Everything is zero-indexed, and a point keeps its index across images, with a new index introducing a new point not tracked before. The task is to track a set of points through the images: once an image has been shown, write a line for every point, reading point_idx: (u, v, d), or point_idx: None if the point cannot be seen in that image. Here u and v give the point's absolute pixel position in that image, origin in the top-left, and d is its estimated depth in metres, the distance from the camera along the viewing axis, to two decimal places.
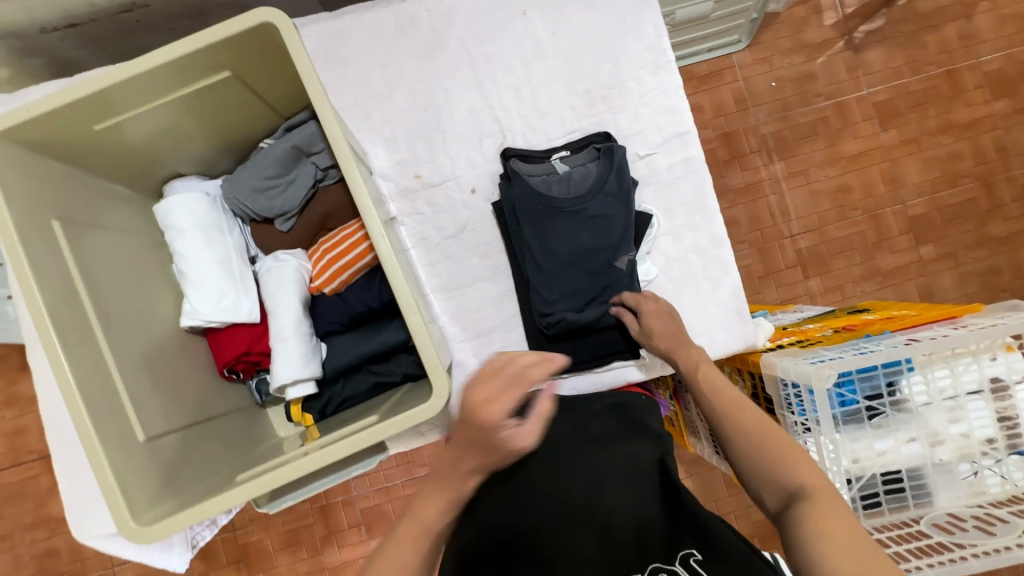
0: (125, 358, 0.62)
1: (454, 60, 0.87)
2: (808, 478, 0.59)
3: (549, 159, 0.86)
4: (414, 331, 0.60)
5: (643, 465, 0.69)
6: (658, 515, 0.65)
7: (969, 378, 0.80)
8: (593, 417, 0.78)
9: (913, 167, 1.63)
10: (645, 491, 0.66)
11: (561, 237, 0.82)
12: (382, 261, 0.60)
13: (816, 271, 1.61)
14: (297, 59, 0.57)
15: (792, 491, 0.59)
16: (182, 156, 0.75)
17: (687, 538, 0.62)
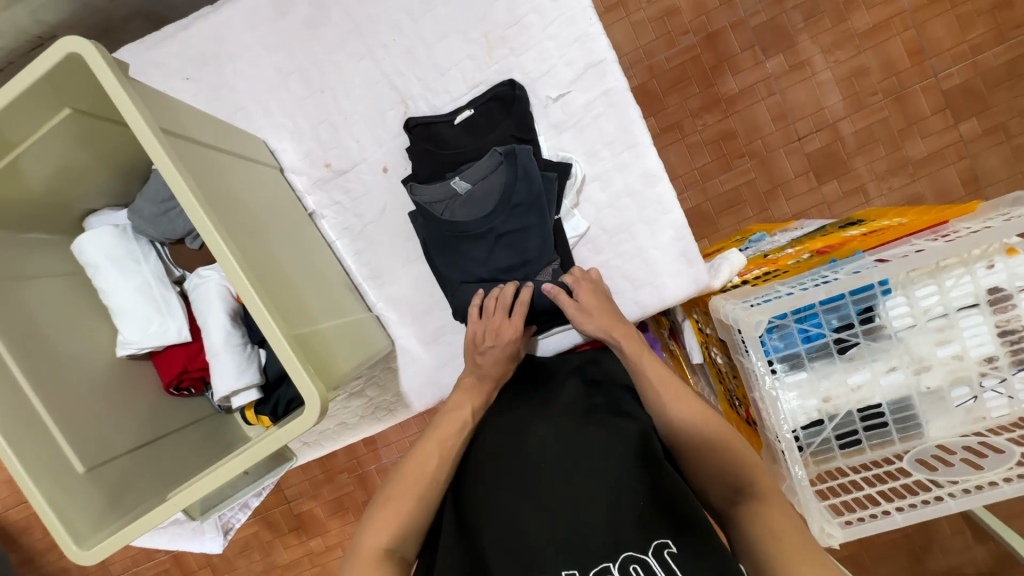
0: (69, 397, 0.67)
1: (338, 31, 0.80)
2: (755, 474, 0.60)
3: (448, 178, 0.78)
4: (278, 342, 0.56)
5: (626, 441, 0.66)
6: (637, 492, 0.62)
7: (961, 292, 0.68)
8: (571, 394, 0.76)
9: (945, 28, 1.37)
10: (626, 471, 0.63)
11: (476, 260, 0.79)
12: (228, 275, 0.55)
13: (832, 175, 1.43)
14: (110, 86, 0.55)
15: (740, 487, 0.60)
16: (89, 192, 0.76)
17: (663, 526, 0.59)
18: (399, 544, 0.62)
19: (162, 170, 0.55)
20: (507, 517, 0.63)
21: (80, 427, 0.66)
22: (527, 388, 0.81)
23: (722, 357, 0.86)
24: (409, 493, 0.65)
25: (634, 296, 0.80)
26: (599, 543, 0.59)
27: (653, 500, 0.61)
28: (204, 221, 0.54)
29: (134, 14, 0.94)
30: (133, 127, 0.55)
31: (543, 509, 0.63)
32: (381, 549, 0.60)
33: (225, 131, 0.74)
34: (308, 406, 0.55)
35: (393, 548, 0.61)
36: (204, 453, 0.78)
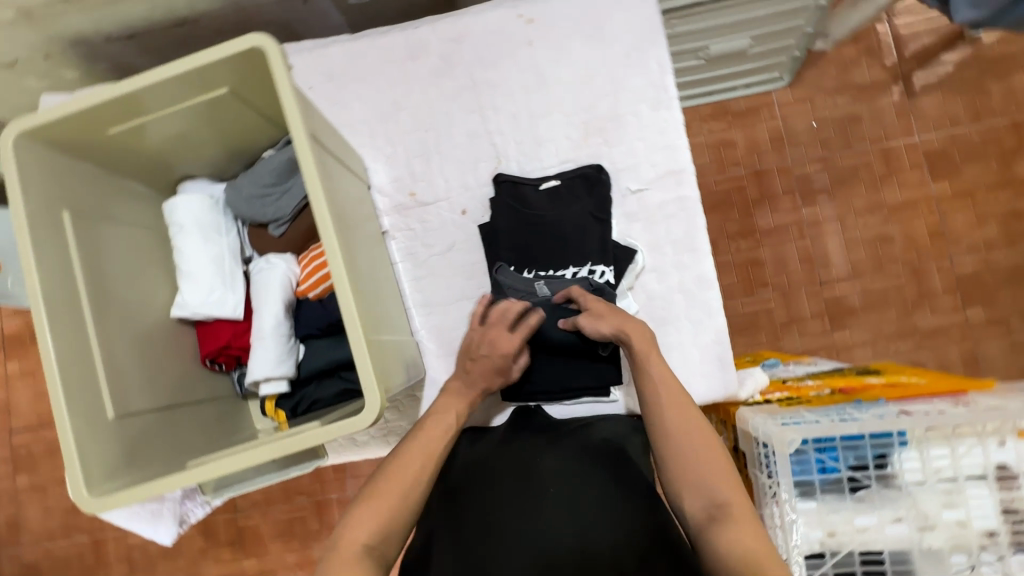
0: (115, 342, 0.68)
1: (457, 85, 0.90)
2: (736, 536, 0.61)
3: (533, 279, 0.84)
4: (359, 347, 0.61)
5: (633, 491, 0.69)
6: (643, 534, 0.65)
7: (970, 462, 0.73)
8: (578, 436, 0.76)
9: (965, 222, 1.51)
10: (634, 512, 0.67)
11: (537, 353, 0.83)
12: (333, 275, 0.61)
13: (844, 323, 1.51)
14: (280, 84, 0.62)
15: (717, 502, 0.59)
16: (193, 160, 0.81)
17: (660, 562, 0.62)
18: (382, 541, 0.61)
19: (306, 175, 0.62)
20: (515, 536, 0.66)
21: (118, 374, 0.67)
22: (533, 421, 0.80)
23: None
24: (390, 493, 0.64)
25: None
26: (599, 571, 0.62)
27: (658, 545, 0.63)
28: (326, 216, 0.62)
29: (276, 23, 1.05)
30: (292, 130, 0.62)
31: (543, 535, 0.65)
32: (364, 545, 0.60)
33: (342, 144, 0.82)
34: (368, 409, 0.59)
35: (373, 544, 0.61)
36: (215, 432, 0.77)
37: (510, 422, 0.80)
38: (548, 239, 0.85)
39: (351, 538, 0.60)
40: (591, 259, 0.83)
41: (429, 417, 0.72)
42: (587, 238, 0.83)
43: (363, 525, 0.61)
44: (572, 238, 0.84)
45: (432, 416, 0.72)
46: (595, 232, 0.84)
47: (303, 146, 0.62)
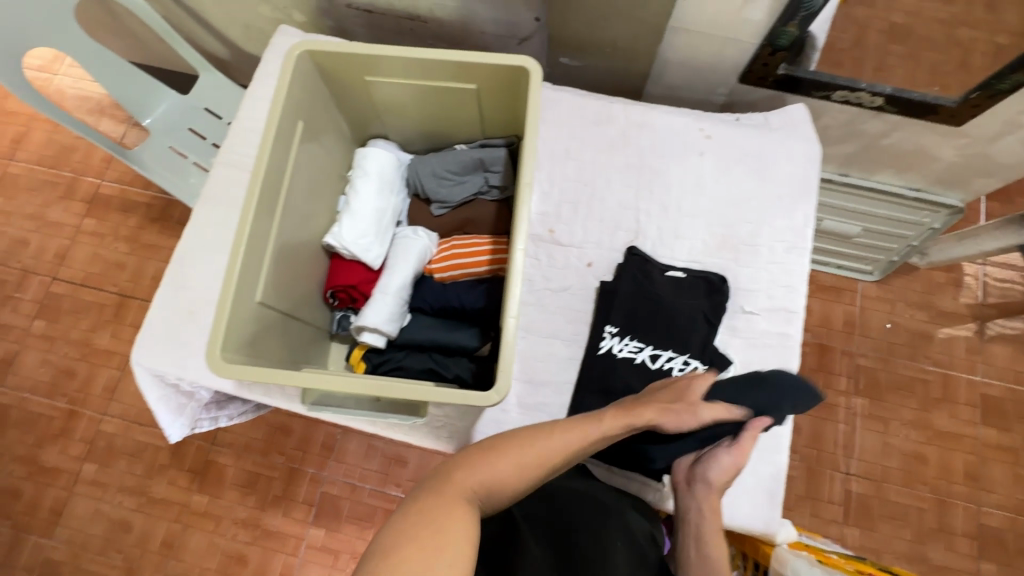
0: (284, 241, 0.77)
1: (627, 160, 1.01)
2: None
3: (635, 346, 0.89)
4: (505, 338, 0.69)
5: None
6: None
7: None
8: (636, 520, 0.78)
9: (1002, 476, 1.52)
10: None
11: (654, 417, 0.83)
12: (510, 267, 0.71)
13: (857, 522, 1.49)
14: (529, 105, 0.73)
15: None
16: (396, 126, 0.92)
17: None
18: (486, 496, 0.58)
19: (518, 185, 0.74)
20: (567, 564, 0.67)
21: (275, 268, 0.75)
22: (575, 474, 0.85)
23: None
24: (527, 454, 0.60)
25: None
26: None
27: None
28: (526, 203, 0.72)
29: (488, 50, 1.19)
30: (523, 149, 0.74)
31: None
32: (472, 489, 0.57)
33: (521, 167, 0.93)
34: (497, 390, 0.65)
35: (478, 495, 0.57)
36: (304, 352, 0.82)
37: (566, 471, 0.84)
38: (659, 318, 0.90)
39: (468, 478, 0.58)
40: (690, 353, 0.87)
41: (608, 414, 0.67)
42: (694, 333, 0.89)
43: (487, 473, 0.59)
44: (681, 327, 0.89)
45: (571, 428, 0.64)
46: (703, 332, 0.89)
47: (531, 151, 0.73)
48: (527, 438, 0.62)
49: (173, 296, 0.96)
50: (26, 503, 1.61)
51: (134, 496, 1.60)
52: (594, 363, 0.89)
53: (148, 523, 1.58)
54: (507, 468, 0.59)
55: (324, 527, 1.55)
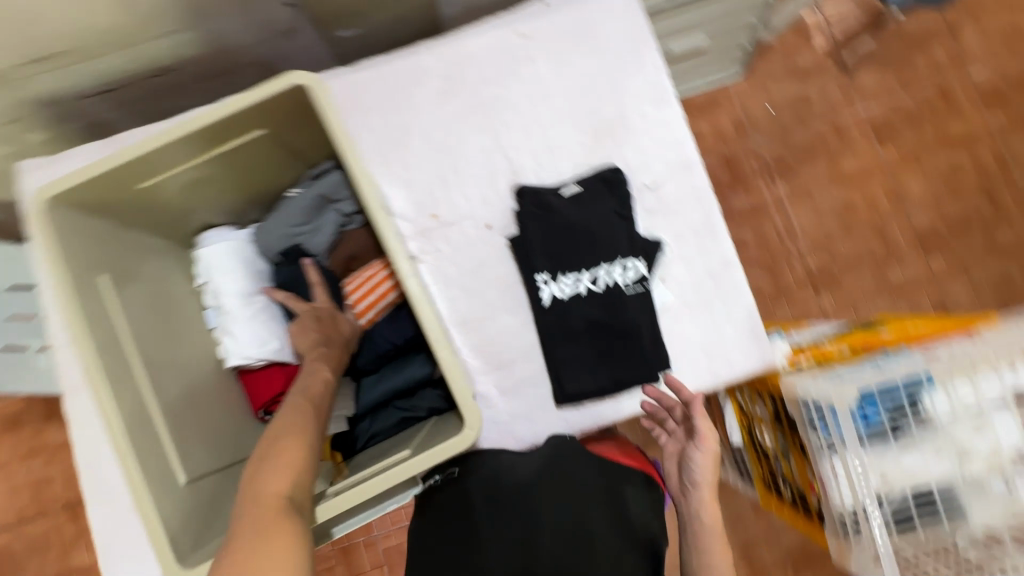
0: (167, 403, 0.65)
1: (466, 105, 0.92)
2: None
3: (574, 278, 0.86)
4: (446, 365, 0.65)
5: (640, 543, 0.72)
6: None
7: (991, 390, 0.80)
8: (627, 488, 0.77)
9: (915, 182, 1.64)
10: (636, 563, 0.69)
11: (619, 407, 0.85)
12: (410, 298, 0.66)
13: (827, 288, 1.61)
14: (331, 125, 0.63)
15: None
16: (213, 207, 0.78)
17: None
18: (303, 496, 0.53)
19: (371, 212, 0.65)
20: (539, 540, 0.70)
21: (176, 435, 0.63)
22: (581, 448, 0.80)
23: (774, 436, 0.94)
24: (296, 445, 0.55)
25: (709, 368, 0.87)
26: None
27: None
28: (389, 231, 0.65)
29: (261, 63, 1.01)
30: (351, 171, 0.64)
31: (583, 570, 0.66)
32: (284, 496, 0.51)
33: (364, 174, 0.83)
34: (471, 426, 0.63)
35: (292, 497, 0.52)
36: None
37: (556, 442, 0.80)
38: (580, 240, 0.86)
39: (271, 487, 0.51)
40: (622, 254, 0.85)
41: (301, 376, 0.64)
42: (617, 237, 0.86)
43: (289, 469, 0.53)
44: (602, 237, 0.86)
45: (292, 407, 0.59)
46: (622, 228, 0.87)
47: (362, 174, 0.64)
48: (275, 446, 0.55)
49: (100, 503, 0.84)
50: None
51: None
52: (547, 318, 0.86)
53: None
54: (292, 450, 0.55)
55: None
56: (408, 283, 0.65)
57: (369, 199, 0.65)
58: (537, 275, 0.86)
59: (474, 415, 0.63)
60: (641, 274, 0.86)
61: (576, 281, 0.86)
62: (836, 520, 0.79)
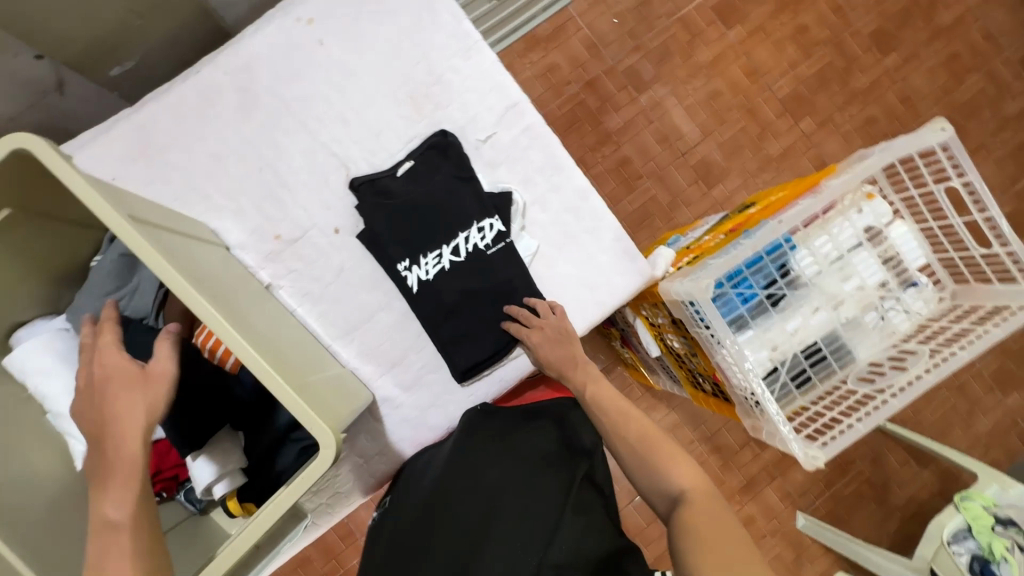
0: (22, 526, 0.59)
1: (270, 112, 0.85)
2: (673, 474, 0.74)
3: (434, 255, 0.83)
4: (284, 396, 0.59)
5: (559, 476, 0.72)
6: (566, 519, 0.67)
7: (846, 235, 0.84)
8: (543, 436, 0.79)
9: (768, 53, 1.67)
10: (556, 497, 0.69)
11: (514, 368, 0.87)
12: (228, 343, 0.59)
13: (717, 179, 1.64)
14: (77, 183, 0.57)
15: (675, 495, 0.72)
16: (15, 303, 0.70)
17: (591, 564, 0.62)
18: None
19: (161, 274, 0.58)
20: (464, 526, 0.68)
21: (40, 556, 0.59)
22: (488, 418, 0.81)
23: (679, 339, 0.95)
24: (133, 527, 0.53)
25: (593, 298, 0.87)
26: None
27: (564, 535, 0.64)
28: (186, 288, 0.58)
29: (37, 131, 0.90)
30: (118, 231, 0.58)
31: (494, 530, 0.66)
32: None
33: (173, 216, 0.76)
34: (325, 446, 0.58)
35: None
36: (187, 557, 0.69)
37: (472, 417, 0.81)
38: (429, 215, 0.84)
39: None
40: (475, 218, 0.84)
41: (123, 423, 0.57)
42: (463, 200, 0.84)
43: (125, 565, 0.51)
44: (449, 205, 0.84)
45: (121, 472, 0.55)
46: (467, 190, 0.85)
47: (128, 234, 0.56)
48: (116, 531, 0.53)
49: None
50: None
51: None
52: (420, 302, 0.84)
53: None
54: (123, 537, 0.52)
55: None
56: (222, 329, 0.59)
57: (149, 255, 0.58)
58: (399, 265, 0.84)
59: (324, 431, 0.58)
60: (500, 231, 0.84)
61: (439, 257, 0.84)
62: (740, 398, 0.82)
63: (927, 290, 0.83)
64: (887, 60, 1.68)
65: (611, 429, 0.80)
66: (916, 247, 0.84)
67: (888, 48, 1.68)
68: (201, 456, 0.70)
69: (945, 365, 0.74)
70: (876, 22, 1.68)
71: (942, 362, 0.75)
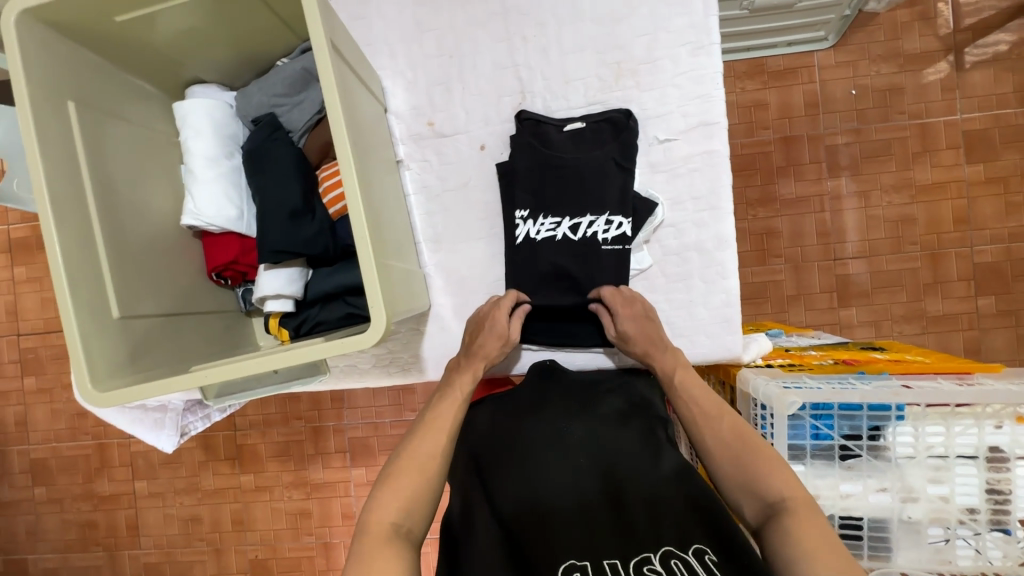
0: (121, 242, 0.68)
1: (486, 9, 0.84)
2: (785, 489, 0.59)
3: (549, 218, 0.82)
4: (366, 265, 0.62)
5: (638, 439, 0.71)
6: (660, 481, 0.65)
7: (963, 441, 0.73)
8: (614, 403, 0.77)
9: (994, 209, 1.44)
10: (639, 456, 0.68)
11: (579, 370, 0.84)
12: (347, 193, 0.62)
13: (853, 301, 1.48)
14: None
15: (771, 502, 0.59)
16: (205, 63, 0.77)
17: (699, 532, 0.59)
18: (409, 519, 0.63)
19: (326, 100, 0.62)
20: (546, 478, 0.67)
21: (121, 272, 0.67)
22: (550, 388, 0.80)
23: None
24: (414, 469, 0.67)
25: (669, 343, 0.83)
26: (640, 548, 0.58)
27: (670, 500, 0.62)
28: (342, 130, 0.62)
29: None
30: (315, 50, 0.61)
31: (583, 489, 0.65)
32: (391, 523, 0.62)
33: (359, 57, 0.79)
34: (373, 328, 0.61)
35: (399, 522, 0.62)
36: (220, 342, 0.79)
37: (537, 378, 0.81)
38: (568, 181, 0.83)
39: (378, 515, 0.62)
40: (609, 209, 0.81)
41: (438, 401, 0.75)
42: (606, 186, 0.82)
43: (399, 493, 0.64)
44: (591, 184, 0.82)
45: (423, 434, 0.71)
46: (615, 180, 0.82)
47: (324, 60, 0.61)
48: (402, 463, 0.67)
49: None
50: (105, 531, 1.59)
51: (189, 494, 1.57)
52: (513, 250, 0.84)
53: (213, 510, 1.56)
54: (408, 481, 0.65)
55: (365, 465, 1.50)
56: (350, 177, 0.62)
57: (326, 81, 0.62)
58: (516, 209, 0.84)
59: (379, 316, 0.61)
60: (624, 234, 0.81)
61: (553, 225, 0.83)
62: None
63: (1016, 544, 0.72)
64: None
65: (695, 423, 0.69)
66: None
67: None
68: (271, 270, 0.76)
69: None
70: None
71: None
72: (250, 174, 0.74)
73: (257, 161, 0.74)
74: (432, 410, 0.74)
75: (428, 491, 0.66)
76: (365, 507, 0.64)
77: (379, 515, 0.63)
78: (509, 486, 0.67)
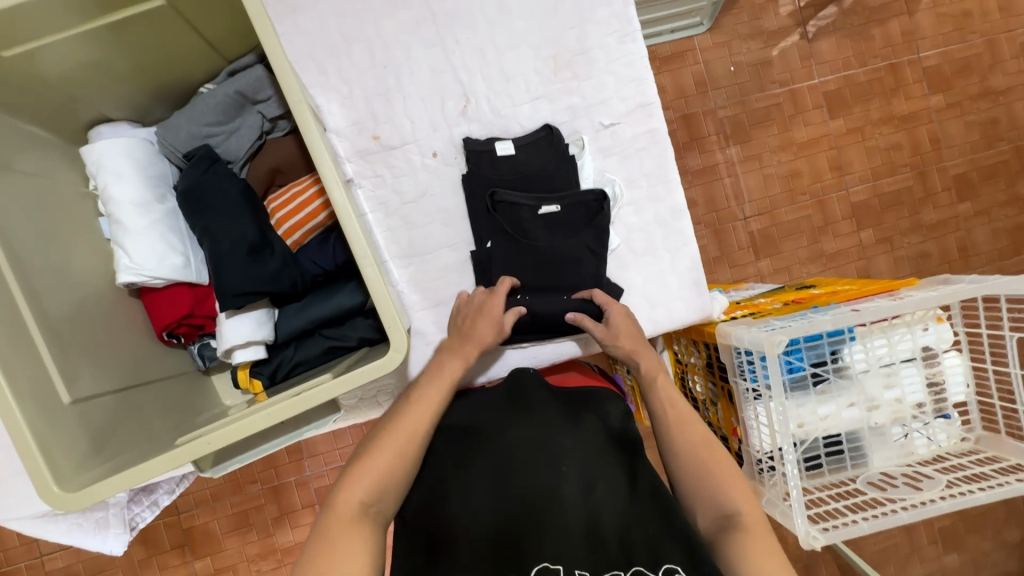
0: (51, 316, 0.58)
1: (415, 15, 0.82)
2: (739, 503, 0.64)
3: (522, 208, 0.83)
4: (375, 289, 0.59)
5: (618, 465, 0.69)
6: (635, 521, 0.63)
7: (903, 346, 0.85)
8: (596, 415, 0.76)
9: (857, 155, 1.69)
10: (618, 483, 0.67)
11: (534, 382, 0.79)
12: (337, 211, 0.58)
13: (766, 252, 1.65)
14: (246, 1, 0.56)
15: (726, 515, 0.63)
16: (111, 98, 0.68)
17: (672, 552, 0.59)
18: (377, 501, 0.62)
19: (292, 107, 0.57)
20: (523, 494, 0.64)
21: (59, 350, 0.57)
22: (540, 382, 0.79)
23: (705, 384, 0.97)
24: (385, 460, 0.63)
25: (649, 315, 0.87)
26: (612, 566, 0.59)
27: (642, 532, 0.62)
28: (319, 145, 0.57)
29: None
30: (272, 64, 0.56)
31: (560, 503, 0.63)
32: (358, 504, 0.60)
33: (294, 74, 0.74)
34: (396, 349, 0.58)
35: (370, 503, 0.61)
36: (184, 410, 0.69)
37: (517, 381, 0.79)
38: (545, 268, 0.84)
39: (347, 496, 0.60)
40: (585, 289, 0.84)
41: (426, 382, 0.72)
42: (582, 272, 0.84)
43: (368, 481, 0.62)
44: (568, 268, 0.84)
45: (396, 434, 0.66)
46: (590, 265, 0.84)
47: (286, 72, 0.56)
48: (377, 446, 0.65)
49: None
50: None
51: None
52: (486, 254, 0.83)
53: None
54: (377, 469, 0.63)
55: None
56: (337, 195, 0.58)
57: (290, 95, 0.57)
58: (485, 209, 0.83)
59: (400, 335, 0.58)
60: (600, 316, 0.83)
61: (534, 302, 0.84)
62: (756, 462, 0.84)
63: (956, 425, 0.85)
64: (961, 206, 1.70)
65: (667, 425, 0.72)
66: (961, 382, 0.84)
67: (967, 195, 1.71)
68: (236, 315, 0.68)
69: (958, 498, 0.74)
70: (965, 167, 1.70)
71: (953, 495, 0.75)
72: (192, 215, 0.67)
73: (200, 200, 0.66)
74: (420, 388, 0.71)
75: (402, 477, 0.64)
76: (335, 485, 0.63)
77: (344, 506, 0.60)
78: (483, 497, 0.65)
